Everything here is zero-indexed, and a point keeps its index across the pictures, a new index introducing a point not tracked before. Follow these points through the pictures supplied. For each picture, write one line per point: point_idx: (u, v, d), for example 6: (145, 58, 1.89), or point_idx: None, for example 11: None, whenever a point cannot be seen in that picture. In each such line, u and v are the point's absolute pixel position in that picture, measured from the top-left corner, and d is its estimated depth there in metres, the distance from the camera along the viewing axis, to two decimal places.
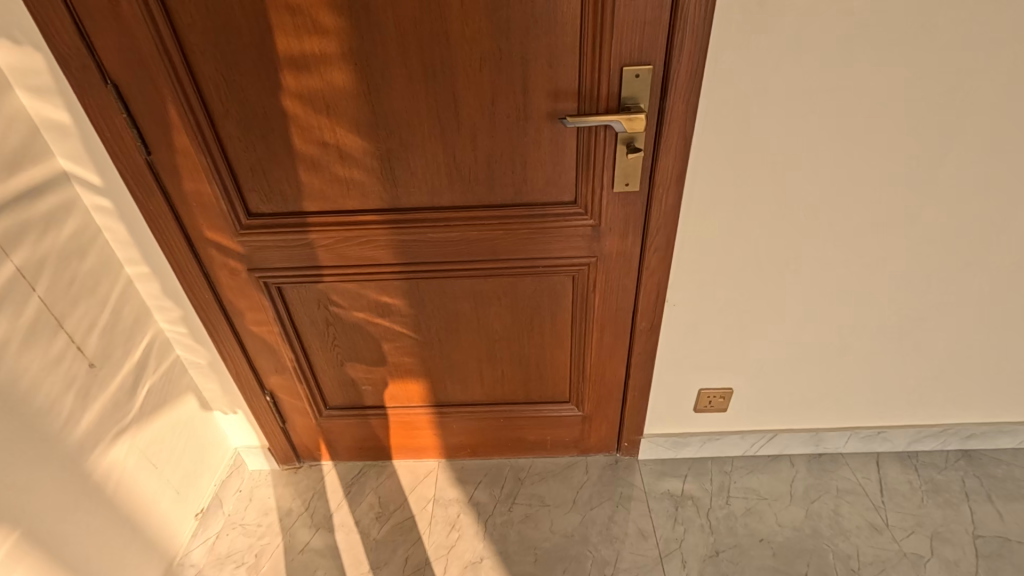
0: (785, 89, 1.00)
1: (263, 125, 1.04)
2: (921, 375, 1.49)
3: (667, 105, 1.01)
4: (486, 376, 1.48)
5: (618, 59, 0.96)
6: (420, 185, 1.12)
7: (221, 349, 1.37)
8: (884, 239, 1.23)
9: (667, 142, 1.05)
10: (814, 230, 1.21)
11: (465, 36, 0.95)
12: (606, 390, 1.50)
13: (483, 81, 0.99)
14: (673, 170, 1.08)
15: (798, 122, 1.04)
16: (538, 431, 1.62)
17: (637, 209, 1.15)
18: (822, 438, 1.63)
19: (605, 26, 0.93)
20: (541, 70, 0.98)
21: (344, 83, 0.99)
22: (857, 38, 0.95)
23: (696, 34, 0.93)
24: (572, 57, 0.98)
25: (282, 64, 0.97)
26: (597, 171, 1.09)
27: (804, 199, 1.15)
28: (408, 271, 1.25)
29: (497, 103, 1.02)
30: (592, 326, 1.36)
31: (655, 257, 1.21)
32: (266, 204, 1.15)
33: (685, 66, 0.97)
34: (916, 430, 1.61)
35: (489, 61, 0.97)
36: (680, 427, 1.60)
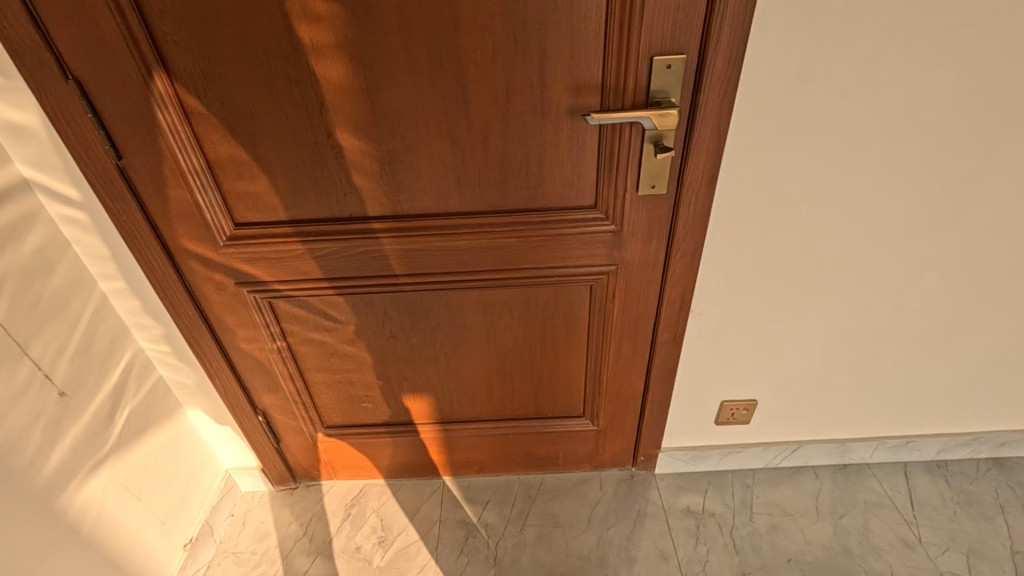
0: (831, 80, 0.90)
1: (249, 124, 0.93)
2: (954, 383, 1.42)
3: (701, 100, 0.90)
4: (496, 392, 1.38)
5: (647, 47, 0.85)
6: (424, 190, 1.01)
7: (208, 368, 1.26)
8: (928, 240, 1.14)
9: (699, 140, 0.94)
10: (853, 232, 1.11)
11: (476, 24, 0.84)
12: (623, 403, 1.40)
13: (495, 74, 0.88)
14: (704, 171, 0.98)
15: (842, 118, 0.95)
16: (550, 446, 1.52)
17: (664, 213, 1.05)
18: (848, 449, 1.55)
19: (635, 12, 0.82)
20: (560, 63, 0.88)
21: (339, 77, 0.88)
22: (915, 23, 0.85)
23: (736, 18, 0.82)
24: (594, 47, 0.87)
25: (269, 55, 0.86)
26: (620, 172, 0.98)
27: (844, 200, 1.06)
28: (411, 283, 1.15)
29: (511, 100, 0.91)
30: (611, 339, 1.26)
31: (681, 264, 1.11)
32: (254, 213, 1.04)
33: (723, 55, 0.86)
34: (945, 440, 1.54)
35: (503, 51, 0.86)
36: (698, 440, 1.52)
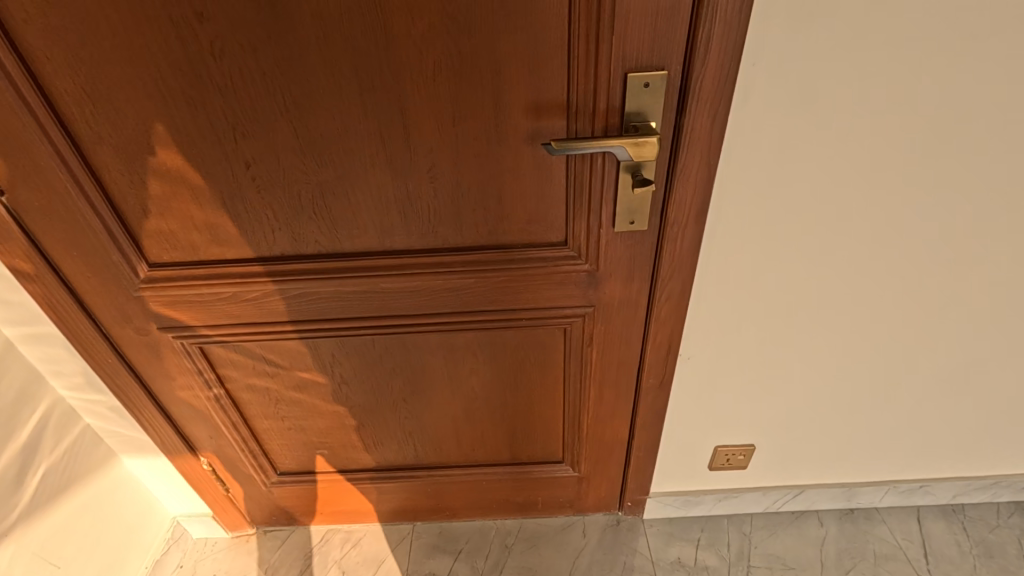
0: (844, 98, 0.75)
1: (150, 154, 0.79)
2: (975, 425, 1.28)
3: (686, 123, 0.75)
4: (465, 438, 1.25)
5: (620, 62, 0.70)
6: (365, 225, 0.87)
7: (138, 416, 1.13)
8: (952, 277, 0.99)
9: (685, 170, 0.79)
10: (865, 269, 0.97)
11: (412, 35, 0.69)
12: (606, 450, 1.26)
13: (439, 95, 0.74)
14: (692, 204, 0.83)
15: (855, 144, 0.80)
16: (527, 491, 1.39)
17: (647, 250, 0.90)
18: (856, 493, 1.41)
19: (604, 19, 0.67)
20: (517, 80, 0.73)
21: (251, 99, 0.74)
22: (949, 32, 0.70)
23: (727, 27, 0.67)
24: (557, 62, 0.72)
25: (163, 73, 0.71)
26: (593, 206, 0.84)
27: (857, 234, 0.91)
28: (360, 326, 1.01)
29: (460, 123, 0.76)
30: (590, 384, 1.12)
31: (667, 305, 0.97)
32: (169, 252, 0.89)
33: (712, 72, 0.71)
34: (963, 484, 1.40)
35: (446, 67, 0.71)
36: (690, 485, 1.38)
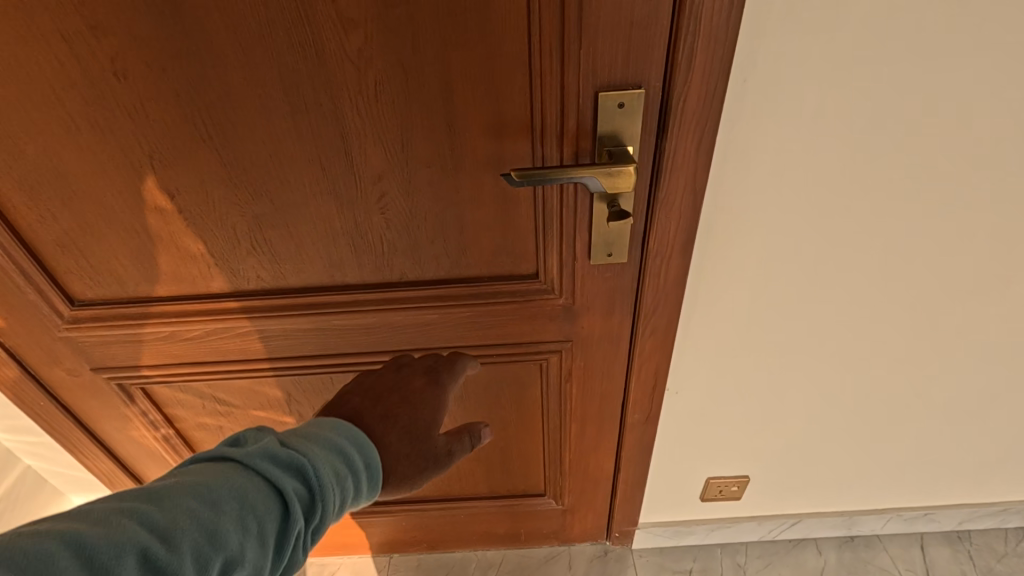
0: (848, 116, 0.66)
1: (58, 186, 0.69)
2: (983, 453, 1.20)
3: (667, 148, 0.66)
4: (439, 473, 1.17)
5: (589, 79, 0.61)
6: (311, 259, 0.78)
7: (81, 458, 1.04)
8: (964, 304, 0.91)
9: (668, 198, 0.70)
10: (869, 296, 0.88)
11: (347, 51, 0.59)
12: (591, 483, 1.18)
13: (384, 118, 0.64)
14: (676, 234, 0.74)
15: (859, 166, 0.71)
16: (509, 523, 1.31)
17: (628, 282, 0.81)
18: (856, 521, 1.34)
19: (569, 30, 0.58)
20: (471, 100, 0.63)
21: (166, 124, 0.64)
22: (969, 42, 0.60)
23: (713, 40, 0.58)
24: (517, 80, 0.62)
25: (61, 97, 0.62)
26: (566, 237, 0.75)
27: (860, 261, 0.82)
28: (316, 364, 0.92)
29: (410, 148, 0.67)
30: (570, 419, 1.03)
31: (651, 340, 0.88)
32: (95, 289, 0.80)
33: (696, 90, 0.61)
34: (969, 511, 1.32)
35: (389, 86, 0.62)
36: (681, 514, 1.31)
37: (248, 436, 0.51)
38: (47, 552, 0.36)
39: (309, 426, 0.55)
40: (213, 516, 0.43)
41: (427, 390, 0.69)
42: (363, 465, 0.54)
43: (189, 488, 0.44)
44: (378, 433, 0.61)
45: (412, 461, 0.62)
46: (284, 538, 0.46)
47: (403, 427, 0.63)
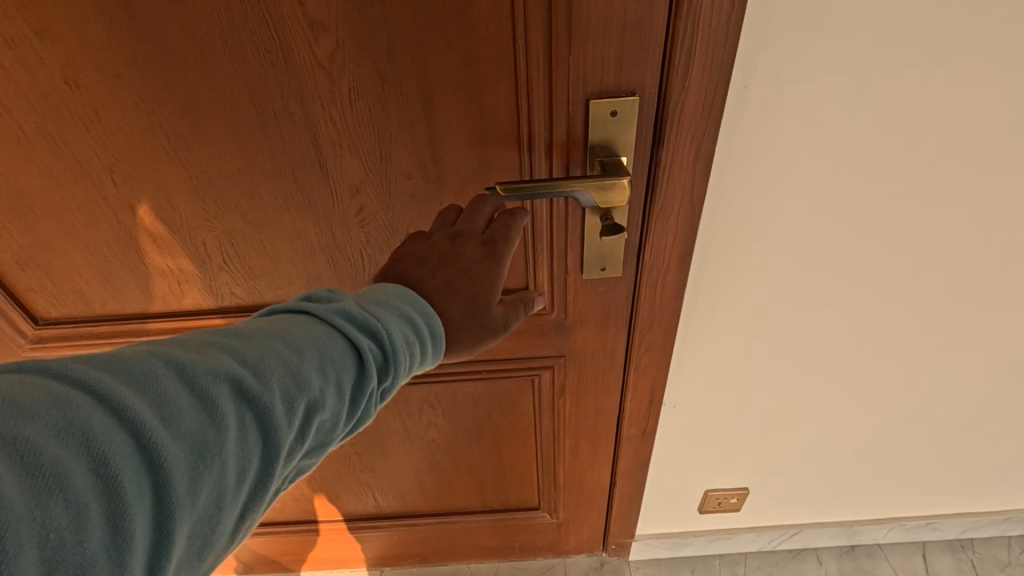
0: (855, 123, 0.62)
1: (11, 202, 0.65)
2: (988, 463, 1.17)
3: (663, 158, 0.62)
4: (429, 488, 1.13)
5: (579, 86, 0.57)
6: (288, 275, 0.74)
7: None
8: (972, 316, 0.87)
9: (663, 210, 0.66)
10: (873, 309, 0.85)
11: (317, 56, 0.55)
12: (586, 497, 1.15)
13: (359, 127, 0.60)
14: (673, 247, 0.70)
15: (865, 176, 0.67)
16: (503, 537, 1.28)
17: (623, 296, 0.77)
18: (857, 531, 1.31)
19: (557, 34, 0.53)
20: (453, 109, 0.59)
21: (124, 135, 0.60)
22: (986, 46, 0.56)
23: (712, 43, 0.54)
24: (502, 87, 0.58)
25: (8, 108, 0.57)
26: (557, 250, 0.71)
27: (866, 273, 0.79)
28: None
29: (389, 159, 0.63)
30: (564, 434, 1.00)
31: (647, 355, 0.84)
32: (59, 308, 0.76)
33: (693, 97, 0.57)
34: (973, 520, 1.30)
35: (364, 94, 0.58)
36: (678, 525, 1.28)
37: (319, 295, 0.47)
38: (147, 367, 0.35)
39: (371, 292, 0.50)
40: (298, 356, 0.40)
41: (483, 265, 0.58)
42: (427, 331, 0.49)
43: (274, 329, 0.41)
44: (435, 300, 0.54)
45: (472, 332, 0.57)
46: (364, 391, 0.43)
47: (465, 297, 0.56)
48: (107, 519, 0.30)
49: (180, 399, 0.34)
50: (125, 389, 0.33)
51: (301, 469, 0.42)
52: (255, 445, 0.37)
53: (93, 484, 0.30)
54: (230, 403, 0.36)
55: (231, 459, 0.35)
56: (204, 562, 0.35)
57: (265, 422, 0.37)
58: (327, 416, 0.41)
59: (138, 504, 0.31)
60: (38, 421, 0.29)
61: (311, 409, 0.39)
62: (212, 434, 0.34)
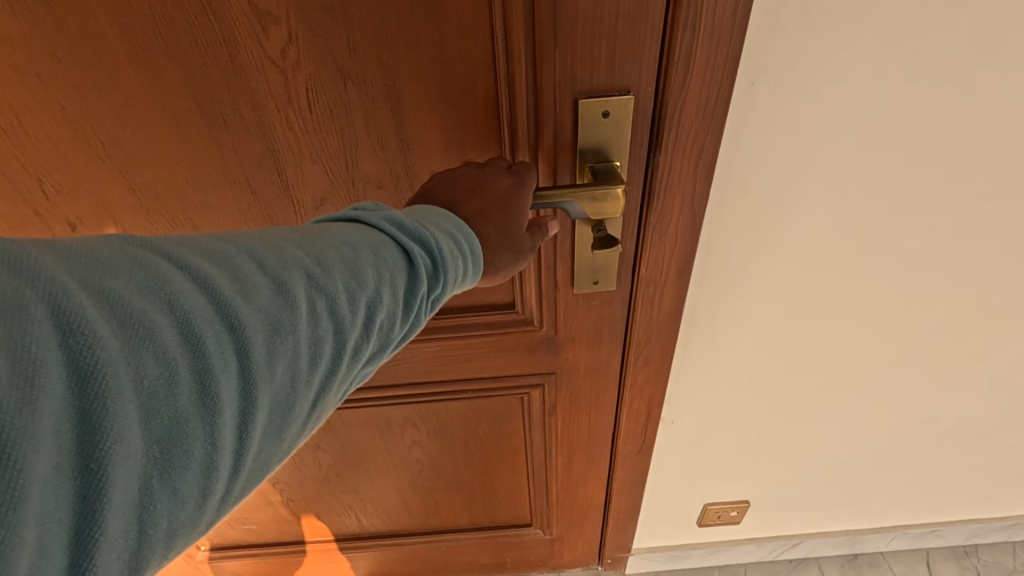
0: (871, 123, 0.56)
1: None
2: (996, 471, 1.13)
3: (661, 163, 0.56)
4: (416, 508, 1.07)
5: (567, 84, 0.51)
6: None
7: None
8: (987, 325, 0.82)
9: (662, 219, 0.60)
10: (884, 320, 0.79)
11: (267, 51, 0.48)
12: (580, 514, 1.10)
13: (321, 130, 0.54)
14: (672, 259, 0.64)
15: (881, 181, 0.61)
16: (494, 553, 1.22)
17: (618, 311, 0.71)
18: (860, 540, 1.27)
19: (541, 24, 0.47)
20: (426, 110, 0.52)
21: (55, 142, 0.53)
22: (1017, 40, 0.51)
23: (717, 35, 0.47)
24: (481, 86, 0.51)
25: None
26: (546, 264, 0.65)
27: (878, 282, 0.73)
28: None
29: (357, 166, 0.56)
30: (556, 452, 0.94)
31: (644, 372, 0.79)
32: None
33: (695, 96, 0.51)
34: (978, 527, 1.26)
35: (325, 94, 0.51)
36: (676, 537, 1.24)
37: (369, 206, 0.43)
38: (224, 249, 0.33)
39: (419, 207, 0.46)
40: (358, 253, 0.37)
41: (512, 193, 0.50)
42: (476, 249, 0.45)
43: (337, 228, 0.39)
44: (475, 226, 0.47)
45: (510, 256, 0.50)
46: (422, 296, 0.40)
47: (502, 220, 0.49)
48: (190, 378, 0.29)
49: (254, 276, 0.33)
50: (201, 260, 0.32)
51: (367, 371, 0.40)
52: (325, 331, 0.35)
53: (177, 342, 0.29)
54: (298, 291, 0.34)
55: (302, 341, 0.33)
56: (280, 444, 0.34)
57: (332, 311, 0.35)
58: (386, 316, 0.38)
59: (220, 371, 0.30)
60: (123, 278, 0.29)
61: (373, 307, 0.37)
62: (284, 312, 0.33)
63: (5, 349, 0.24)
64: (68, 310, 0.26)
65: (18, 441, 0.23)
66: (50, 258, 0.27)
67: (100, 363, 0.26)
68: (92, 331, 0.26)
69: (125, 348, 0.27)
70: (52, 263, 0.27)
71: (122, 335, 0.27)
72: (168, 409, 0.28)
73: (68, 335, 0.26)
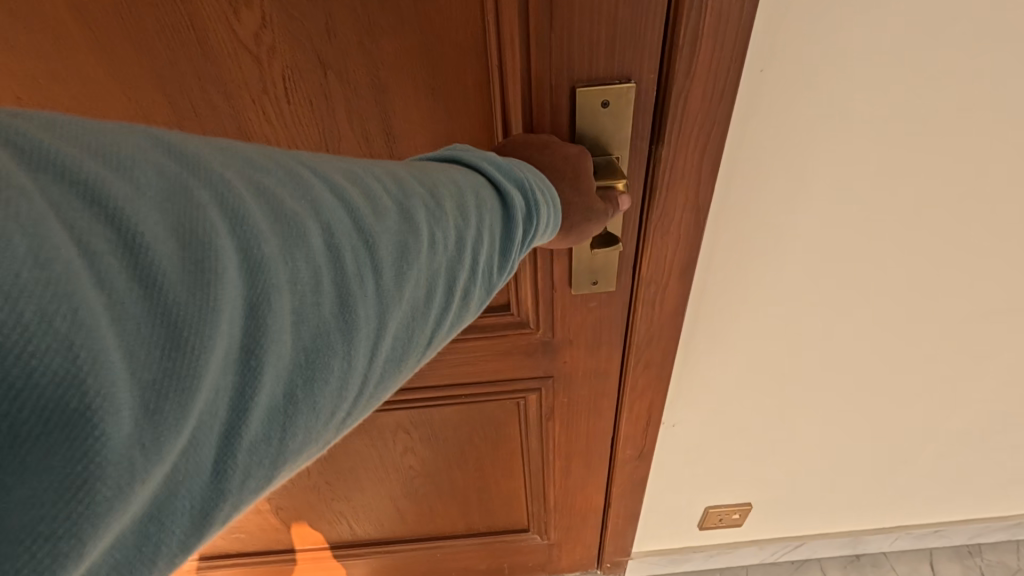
0: (884, 114, 0.53)
1: None
2: (1002, 471, 1.11)
3: (664, 156, 0.53)
4: (410, 515, 1.04)
5: (563, 72, 0.47)
6: None
7: None
8: (998, 324, 0.79)
9: (666, 215, 0.57)
10: (894, 320, 0.76)
11: (240, 36, 0.45)
12: (579, 519, 1.07)
13: (300, 122, 0.50)
14: (675, 257, 0.61)
15: (893, 175, 0.58)
16: (491, 559, 1.20)
17: (618, 312, 0.68)
18: (863, 541, 1.25)
19: (535, 7, 0.43)
20: (413, 101, 0.49)
21: None
22: None
23: (724, 18, 0.44)
24: (472, 74, 0.48)
25: None
26: (542, 264, 0.62)
27: (888, 282, 0.70)
28: None
29: (340, 161, 0.53)
30: (554, 457, 0.91)
31: (645, 375, 0.76)
32: None
33: (701, 84, 0.48)
34: (982, 527, 1.24)
35: (303, 83, 0.48)
36: (677, 540, 1.22)
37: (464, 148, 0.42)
38: (355, 170, 0.33)
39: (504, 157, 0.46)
40: (469, 194, 0.37)
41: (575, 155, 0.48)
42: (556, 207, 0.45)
43: (447, 166, 0.39)
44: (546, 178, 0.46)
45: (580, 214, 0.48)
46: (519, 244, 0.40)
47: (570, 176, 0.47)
48: (332, 292, 0.29)
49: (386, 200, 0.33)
50: (340, 177, 0.32)
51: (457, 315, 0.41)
52: (439, 266, 0.35)
53: (328, 254, 0.29)
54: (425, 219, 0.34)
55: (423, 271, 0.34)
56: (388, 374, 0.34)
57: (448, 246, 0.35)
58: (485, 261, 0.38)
59: (357, 289, 0.30)
60: (275, 179, 0.29)
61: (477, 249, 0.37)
62: (413, 241, 0.33)
63: (187, 230, 0.24)
64: (234, 202, 0.26)
65: (201, 323, 0.23)
66: (213, 163, 0.27)
67: (265, 267, 0.26)
68: (259, 228, 0.26)
69: (288, 254, 0.27)
70: (218, 167, 0.27)
71: (285, 239, 0.27)
72: (314, 320, 0.28)
73: (237, 227, 0.26)
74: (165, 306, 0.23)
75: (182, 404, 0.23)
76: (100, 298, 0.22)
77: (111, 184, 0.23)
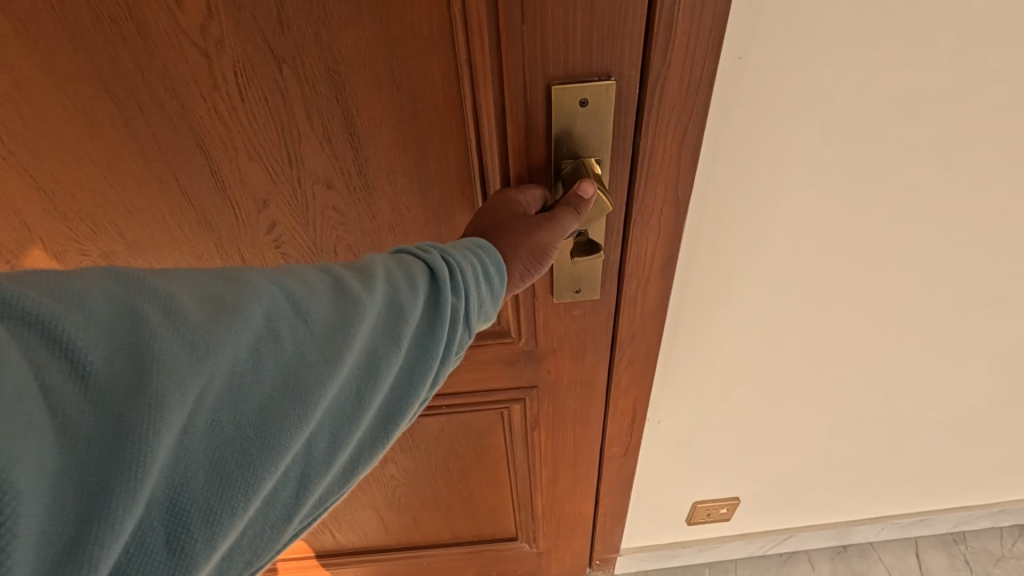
0: (877, 106, 0.51)
1: None
2: (986, 461, 1.11)
3: (642, 145, 0.49)
4: (394, 524, 1.01)
5: (537, 64, 0.43)
6: None
7: None
8: (984, 317, 0.79)
9: (645, 207, 0.53)
10: (880, 314, 0.75)
11: (185, 26, 0.40)
12: (569, 526, 1.04)
13: (255, 122, 0.45)
14: (657, 254, 0.58)
15: (884, 168, 0.56)
16: (480, 567, 1.17)
17: (603, 319, 0.65)
18: (850, 531, 1.26)
19: None
20: (377, 97, 0.45)
21: None
22: None
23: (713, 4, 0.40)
24: (439, 69, 0.43)
25: None
26: None
27: (875, 276, 0.69)
28: None
29: (301, 163, 0.48)
30: (540, 465, 0.88)
31: (630, 376, 0.73)
32: None
33: (685, 74, 0.44)
34: (966, 515, 1.25)
35: (255, 79, 0.43)
36: (665, 536, 1.21)
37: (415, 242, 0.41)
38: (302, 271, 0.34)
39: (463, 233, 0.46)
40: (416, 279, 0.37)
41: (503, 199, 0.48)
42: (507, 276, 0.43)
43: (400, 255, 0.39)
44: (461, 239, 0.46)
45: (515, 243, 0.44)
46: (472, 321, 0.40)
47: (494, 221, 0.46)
48: (282, 368, 0.31)
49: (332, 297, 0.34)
50: (287, 280, 0.33)
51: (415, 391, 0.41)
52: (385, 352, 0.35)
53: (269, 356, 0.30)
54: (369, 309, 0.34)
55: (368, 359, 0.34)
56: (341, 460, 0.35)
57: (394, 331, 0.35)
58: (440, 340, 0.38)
59: (303, 358, 0.31)
60: (220, 291, 0.30)
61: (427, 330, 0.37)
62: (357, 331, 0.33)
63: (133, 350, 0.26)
64: (178, 316, 0.28)
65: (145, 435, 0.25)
66: (155, 273, 0.29)
67: (206, 351, 0.28)
68: (200, 338, 0.28)
69: (226, 335, 0.28)
70: (160, 276, 0.29)
71: (229, 324, 0.29)
72: (258, 396, 0.30)
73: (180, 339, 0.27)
74: (110, 404, 0.25)
75: (131, 489, 0.25)
76: (55, 410, 0.24)
77: (64, 320, 0.25)
